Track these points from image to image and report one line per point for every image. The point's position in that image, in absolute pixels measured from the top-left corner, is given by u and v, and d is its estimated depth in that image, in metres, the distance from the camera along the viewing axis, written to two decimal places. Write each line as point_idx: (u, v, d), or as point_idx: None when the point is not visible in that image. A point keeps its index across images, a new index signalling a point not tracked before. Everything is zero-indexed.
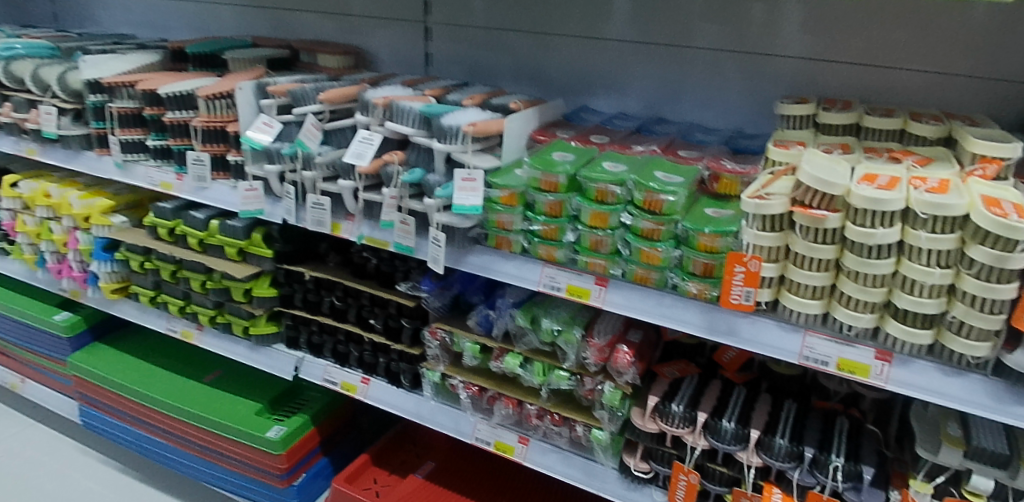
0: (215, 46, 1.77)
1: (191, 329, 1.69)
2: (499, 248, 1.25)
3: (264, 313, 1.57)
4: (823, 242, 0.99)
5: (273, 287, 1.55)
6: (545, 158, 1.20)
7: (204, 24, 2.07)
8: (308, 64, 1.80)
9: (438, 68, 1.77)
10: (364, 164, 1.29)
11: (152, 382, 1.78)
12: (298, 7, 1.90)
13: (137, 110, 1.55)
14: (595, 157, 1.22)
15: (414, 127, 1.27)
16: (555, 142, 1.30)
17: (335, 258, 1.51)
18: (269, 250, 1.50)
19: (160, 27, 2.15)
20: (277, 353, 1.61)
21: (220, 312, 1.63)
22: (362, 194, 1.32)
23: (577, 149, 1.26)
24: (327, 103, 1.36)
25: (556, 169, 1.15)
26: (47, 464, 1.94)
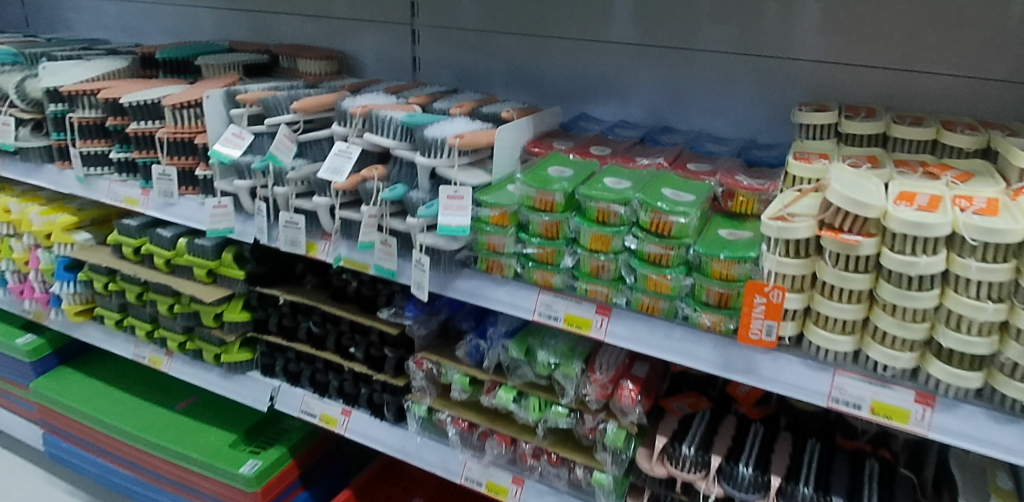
0: (188, 50, 1.65)
1: (159, 355, 1.57)
2: (490, 272, 1.13)
3: (236, 339, 1.44)
4: (856, 271, 0.87)
5: (246, 311, 1.43)
6: (540, 173, 1.08)
7: (178, 27, 1.95)
8: (289, 69, 1.68)
9: (426, 73, 1.65)
10: (340, 180, 1.17)
11: (120, 411, 1.66)
12: (278, 9, 1.79)
13: (100, 120, 1.44)
14: (596, 173, 1.10)
15: (396, 139, 1.16)
16: (551, 155, 1.18)
17: (313, 280, 1.39)
18: (241, 271, 1.37)
19: (134, 31, 2.03)
20: (252, 381, 1.48)
21: (190, 338, 1.50)
22: (339, 212, 1.20)
23: (576, 163, 1.14)
24: (301, 113, 1.24)
25: (552, 185, 1.03)
26: (11, 496, 1.82)
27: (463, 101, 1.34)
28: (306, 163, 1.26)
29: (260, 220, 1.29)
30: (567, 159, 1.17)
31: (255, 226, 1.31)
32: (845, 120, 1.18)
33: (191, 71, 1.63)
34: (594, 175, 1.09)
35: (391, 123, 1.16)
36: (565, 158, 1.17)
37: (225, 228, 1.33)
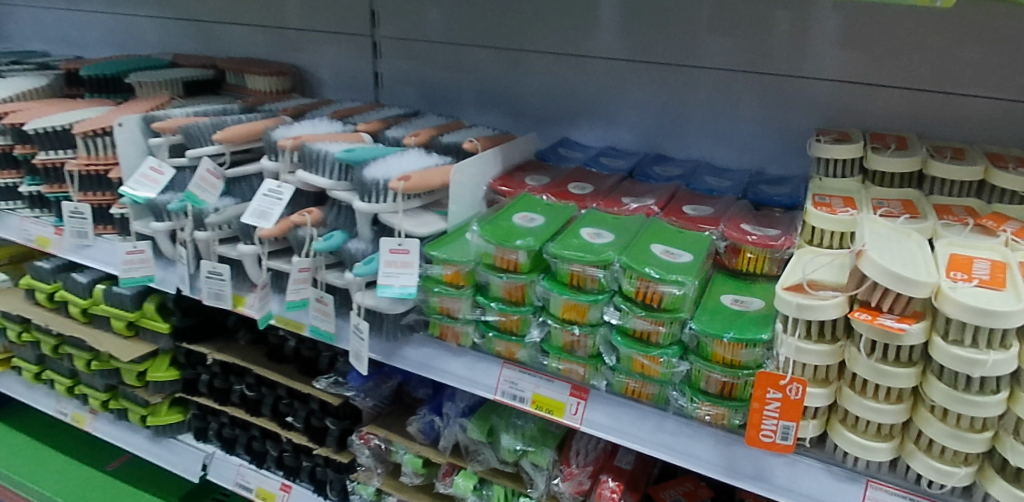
0: (119, 65, 1.46)
1: (82, 413, 1.40)
2: (444, 340, 0.93)
3: (164, 399, 1.27)
4: (898, 362, 0.68)
5: (173, 368, 1.25)
6: (503, 222, 0.89)
7: (123, 38, 1.77)
8: (236, 87, 1.49)
9: (389, 91, 1.46)
10: (268, 226, 0.98)
11: (43, 472, 1.47)
12: (227, 18, 1.60)
13: (6, 148, 1.24)
14: (572, 221, 0.90)
15: (332, 178, 0.96)
16: (520, 197, 0.98)
17: (247, 334, 1.21)
18: (165, 324, 1.19)
19: (76, 42, 1.85)
20: (182, 446, 1.31)
21: (114, 396, 1.33)
22: (266, 262, 1.01)
23: (549, 208, 0.95)
24: (225, 144, 1.05)
25: (515, 241, 0.83)
26: None
27: (422, 128, 1.15)
28: (233, 202, 1.07)
29: (182, 268, 1.11)
30: (539, 201, 0.97)
31: (178, 274, 1.12)
32: (872, 154, 0.98)
33: (122, 90, 1.44)
34: (570, 225, 0.89)
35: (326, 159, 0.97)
36: (536, 200, 0.98)
37: (143, 276, 1.14)
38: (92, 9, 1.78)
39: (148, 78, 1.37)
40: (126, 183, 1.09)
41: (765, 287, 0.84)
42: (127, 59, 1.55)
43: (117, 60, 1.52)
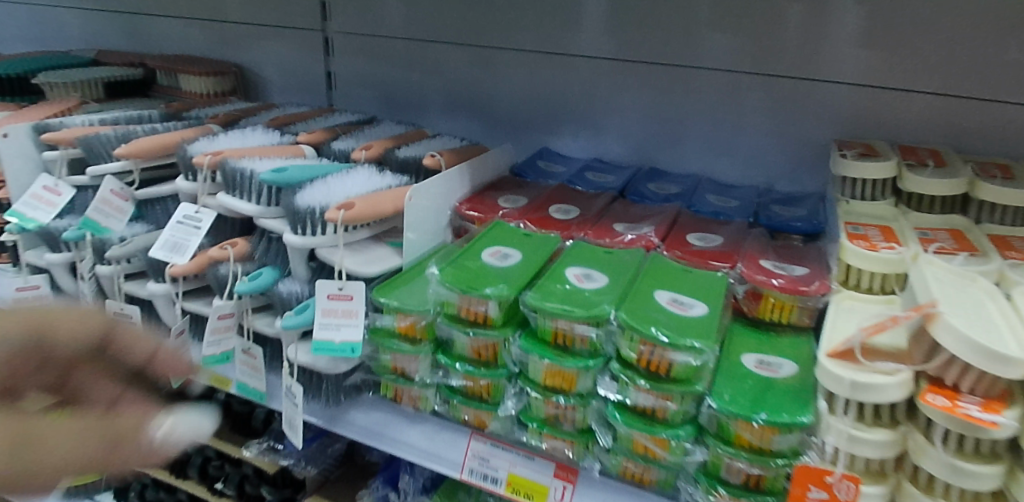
0: (31, 63, 1.26)
1: None
2: (399, 403, 0.76)
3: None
4: (979, 458, 0.52)
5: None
6: (469, 261, 0.71)
7: (48, 34, 1.56)
8: (168, 88, 1.30)
9: (344, 94, 1.28)
10: (182, 262, 0.80)
11: None
12: (161, 10, 1.40)
13: None
14: (556, 260, 0.73)
15: (259, 205, 0.78)
16: (492, 226, 0.81)
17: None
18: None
19: None
20: None
21: None
22: (182, 304, 0.83)
23: (528, 241, 0.77)
24: (131, 160, 0.86)
25: (484, 289, 0.66)
26: None
27: (376, 138, 0.97)
28: (145, 229, 0.88)
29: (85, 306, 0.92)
30: (515, 232, 0.80)
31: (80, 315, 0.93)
32: (906, 171, 0.83)
33: (32, 92, 1.24)
34: (553, 264, 0.72)
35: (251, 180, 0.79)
36: (512, 230, 0.80)
37: None
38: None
39: (59, 78, 1.17)
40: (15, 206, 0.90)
41: (795, 343, 0.68)
42: (42, 55, 1.35)
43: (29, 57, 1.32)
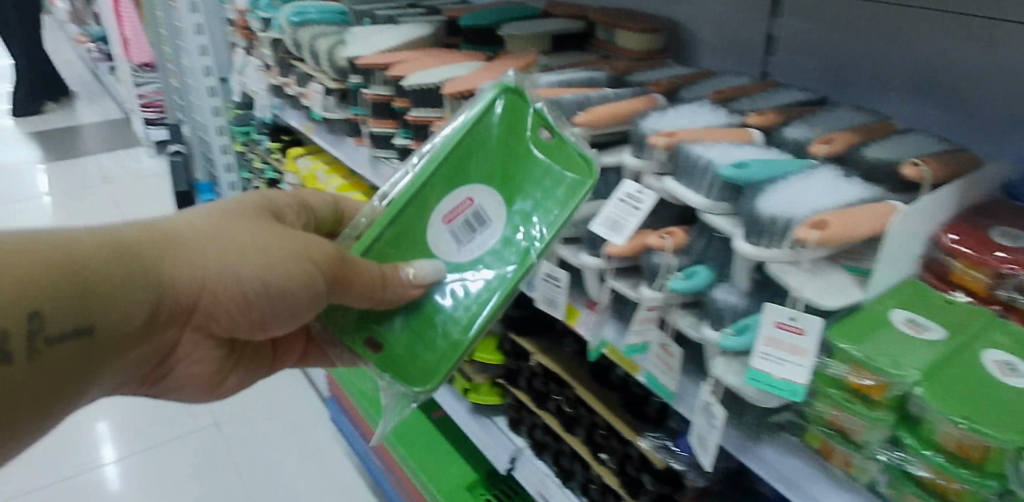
0: (495, 13, 1.18)
1: None
2: (827, 461, 0.65)
3: (486, 381, 1.06)
4: None
5: (499, 354, 1.02)
6: (392, 251, 0.70)
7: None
8: (603, 43, 1.18)
9: (778, 62, 1.05)
10: (619, 241, 0.72)
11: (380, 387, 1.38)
12: None
13: (389, 99, 1.07)
14: (546, 221, 0.70)
15: (712, 200, 0.68)
16: (456, 136, 0.70)
17: (571, 340, 0.93)
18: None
19: None
20: (496, 432, 1.07)
21: None
22: (610, 283, 0.76)
23: (550, 169, 0.72)
24: (586, 129, 0.80)
25: (393, 336, 0.73)
26: (280, 437, 1.74)
27: (835, 128, 0.81)
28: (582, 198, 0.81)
29: None
30: (518, 121, 0.72)
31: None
32: None
33: (493, 43, 1.16)
34: (548, 243, 0.70)
35: (705, 167, 0.69)
36: (515, 115, 0.72)
37: None
38: None
39: (515, 30, 1.13)
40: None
41: None
42: (501, 3, 1.27)
43: (495, 5, 1.25)
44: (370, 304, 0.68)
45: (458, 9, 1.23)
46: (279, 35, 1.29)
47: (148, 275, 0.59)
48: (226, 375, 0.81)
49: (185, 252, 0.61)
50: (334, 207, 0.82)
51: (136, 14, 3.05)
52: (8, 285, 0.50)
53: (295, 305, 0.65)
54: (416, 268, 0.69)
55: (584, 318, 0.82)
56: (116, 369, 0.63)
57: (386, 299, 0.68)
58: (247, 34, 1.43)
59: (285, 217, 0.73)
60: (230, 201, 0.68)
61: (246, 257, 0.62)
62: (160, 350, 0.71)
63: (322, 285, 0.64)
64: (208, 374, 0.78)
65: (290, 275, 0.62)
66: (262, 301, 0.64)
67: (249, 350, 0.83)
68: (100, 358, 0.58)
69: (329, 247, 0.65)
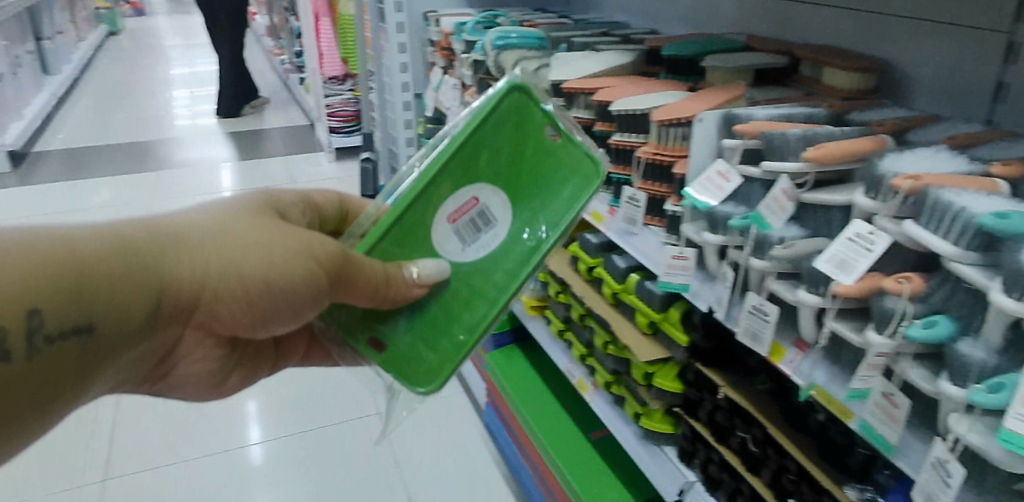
0: (697, 45, 1.19)
1: (587, 382, 1.25)
2: None
3: (660, 408, 1.05)
4: None
5: (678, 382, 1.00)
6: (396, 249, 0.75)
7: (652, 10, 1.63)
8: (807, 79, 1.14)
9: (1011, 113, 0.96)
10: (846, 282, 0.70)
11: (544, 403, 1.43)
12: None
13: (591, 123, 1.11)
14: (549, 224, 0.77)
15: (966, 248, 0.62)
16: (465, 135, 0.75)
17: (765, 377, 0.91)
18: (684, 336, 0.95)
19: (648, 13, 1.64)
20: (665, 462, 1.05)
21: (618, 381, 1.16)
22: (830, 325, 0.73)
23: (559, 174, 0.78)
24: (812, 164, 0.77)
25: (398, 337, 0.78)
26: (435, 436, 1.82)
27: None
28: (800, 234, 0.78)
29: (710, 286, 0.89)
30: (528, 122, 0.78)
31: (713, 293, 0.88)
32: None
33: (693, 73, 1.17)
34: (552, 243, 0.76)
35: (960, 212, 0.63)
36: (523, 115, 0.78)
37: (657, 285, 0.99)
38: None
39: (719, 62, 1.12)
40: (669, 204, 0.94)
41: None
42: (702, 37, 1.27)
43: (697, 39, 1.25)
44: (372, 301, 0.72)
45: (657, 40, 1.26)
46: (481, 57, 1.40)
47: (151, 274, 0.61)
48: (228, 375, 0.82)
49: (187, 252, 0.63)
50: (340, 207, 0.85)
51: (333, 30, 3.32)
52: (10, 284, 0.54)
53: (296, 303, 0.67)
54: (421, 267, 0.73)
55: (790, 357, 0.79)
56: (119, 365, 0.66)
57: (390, 296, 0.72)
58: (449, 54, 1.60)
59: (291, 215, 0.76)
60: (236, 199, 0.70)
61: (250, 258, 0.65)
62: (161, 350, 0.72)
63: (323, 282, 0.67)
64: (212, 371, 0.79)
65: (291, 273, 0.65)
66: (265, 301, 0.66)
67: (251, 349, 0.84)
68: (98, 355, 0.62)
69: (333, 247, 0.68)
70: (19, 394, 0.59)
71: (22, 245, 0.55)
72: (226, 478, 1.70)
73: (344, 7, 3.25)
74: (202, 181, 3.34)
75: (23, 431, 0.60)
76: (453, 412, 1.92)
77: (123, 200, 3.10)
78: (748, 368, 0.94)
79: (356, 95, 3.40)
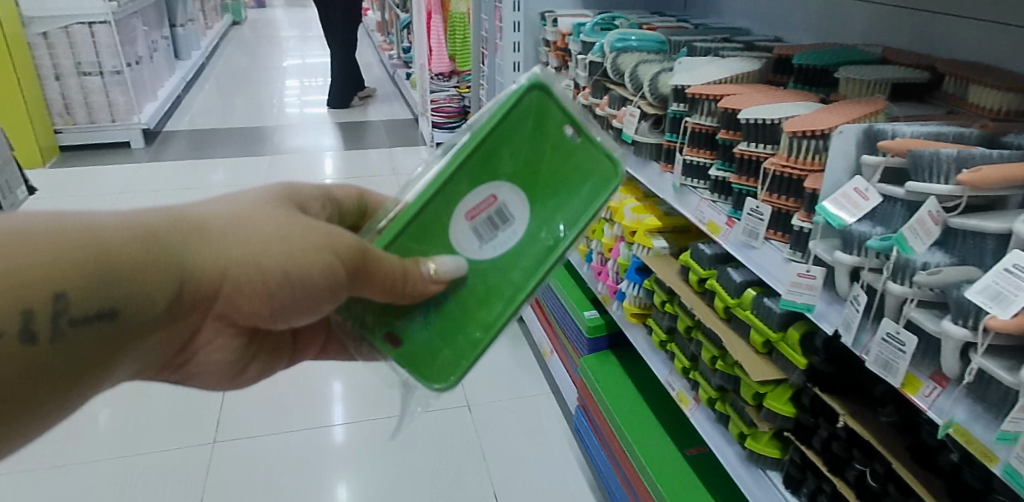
0: (831, 55, 1.13)
1: (686, 395, 1.26)
2: None
3: (768, 430, 1.02)
4: None
5: (792, 405, 0.97)
6: (414, 244, 0.75)
7: (779, 16, 1.56)
8: (954, 98, 1.03)
9: None
10: (1003, 316, 0.63)
11: (640, 413, 1.42)
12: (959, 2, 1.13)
13: (714, 130, 1.09)
14: (567, 222, 0.75)
15: None
16: (482, 131, 0.74)
17: (891, 409, 0.86)
18: (803, 358, 0.92)
19: (777, 21, 1.57)
20: (769, 487, 1.02)
21: (723, 398, 1.14)
22: (978, 360, 0.67)
23: (576, 173, 0.76)
24: (965, 188, 0.71)
25: (416, 333, 0.78)
26: (522, 435, 1.84)
27: None
28: (947, 261, 0.73)
29: (838, 307, 0.86)
30: (546, 118, 0.75)
31: (841, 316, 0.84)
32: None
33: (825, 84, 1.11)
34: (569, 243, 0.75)
35: None
36: (541, 112, 0.75)
37: (777, 302, 0.96)
38: None
39: (856, 74, 1.04)
40: (796, 219, 0.90)
41: None
42: (836, 47, 1.20)
43: (831, 49, 1.18)
44: (388, 295, 0.74)
45: (787, 48, 1.22)
46: (600, 59, 1.44)
47: (176, 261, 0.62)
48: (246, 363, 0.82)
49: (212, 241, 0.64)
50: (358, 201, 0.86)
51: (443, 28, 3.39)
52: (38, 266, 0.54)
53: (314, 294, 0.68)
54: (437, 263, 0.74)
55: (926, 391, 0.74)
56: (139, 351, 0.66)
57: (405, 291, 0.74)
58: (564, 56, 1.69)
59: (311, 208, 0.77)
60: (256, 191, 0.71)
61: (272, 248, 0.65)
62: (177, 342, 0.72)
63: (341, 274, 0.69)
64: (229, 363, 0.79)
65: (310, 265, 0.66)
66: (280, 291, 0.67)
67: (269, 342, 0.84)
68: (119, 341, 0.62)
69: (351, 240, 0.69)
70: (43, 376, 0.59)
71: (52, 230, 0.56)
72: (318, 451, 1.78)
73: (455, 5, 3.29)
74: (311, 167, 3.50)
75: (45, 414, 0.61)
76: (540, 412, 1.93)
77: (239, 181, 3.29)
78: (873, 399, 0.89)
79: (461, 91, 3.47)
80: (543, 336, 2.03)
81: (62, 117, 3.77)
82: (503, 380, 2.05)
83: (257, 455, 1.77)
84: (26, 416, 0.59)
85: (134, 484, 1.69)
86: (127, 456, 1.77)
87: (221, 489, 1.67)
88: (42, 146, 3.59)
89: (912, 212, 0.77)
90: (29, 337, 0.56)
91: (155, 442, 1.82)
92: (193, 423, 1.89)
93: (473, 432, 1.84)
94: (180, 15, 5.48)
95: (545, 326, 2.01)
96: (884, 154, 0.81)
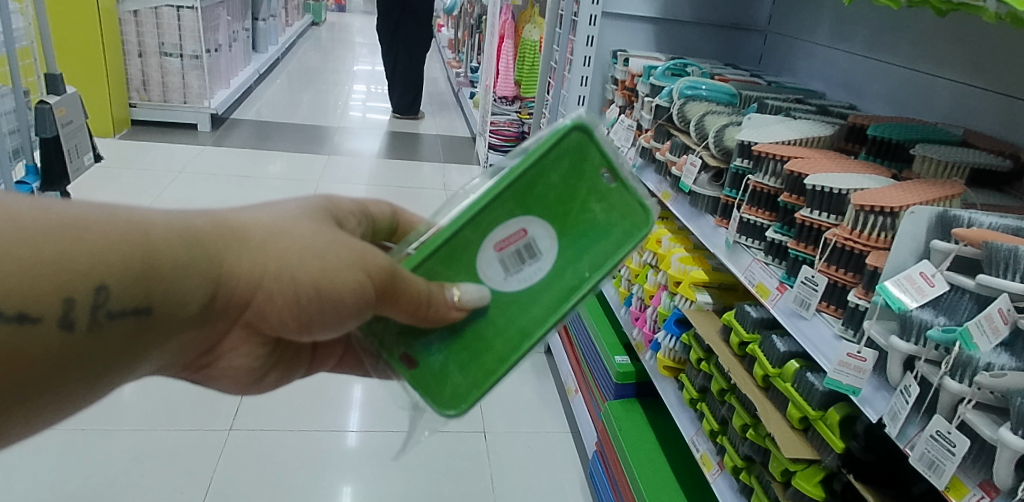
0: (910, 131, 1.09)
1: (710, 459, 1.21)
2: None
3: None
4: None
5: (822, 489, 0.91)
6: (440, 268, 0.72)
7: (857, 84, 1.53)
8: None
9: None
10: None
11: (658, 469, 1.38)
12: None
13: (775, 192, 1.06)
14: (592, 265, 0.73)
15: None
16: (521, 166, 0.71)
17: None
18: (841, 442, 0.87)
19: (856, 90, 1.53)
20: None
21: (748, 469, 1.10)
22: None
23: (608, 218, 0.73)
24: None
25: (425, 354, 0.76)
26: (536, 471, 1.79)
27: None
28: (1013, 365, 0.68)
29: (885, 395, 0.81)
30: (584, 160, 0.72)
31: (888, 404, 0.80)
32: None
33: (899, 159, 1.07)
34: (592, 286, 0.73)
35: None
36: (580, 154, 0.72)
37: (821, 378, 0.92)
38: (847, 50, 1.57)
39: (932, 152, 1.00)
40: (853, 295, 0.86)
41: None
42: (916, 124, 1.15)
43: (911, 124, 1.14)
44: (412, 317, 0.71)
45: (863, 117, 1.18)
46: (666, 103, 1.43)
47: (213, 266, 0.62)
48: (267, 372, 0.80)
49: (251, 250, 0.64)
50: (392, 218, 0.85)
51: (513, 52, 3.43)
52: (85, 257, 0.55)
53: (341, 313, 0.66)
54: (462, 291, 0.72)
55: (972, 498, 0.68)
56: (168, 348, 0.66)
57: (428, 316, 0.72)
58: (631, 96, 1.67)
59: (348, 223, 0.75)
60: (297, 202, 0.70)
61: (306, 262, 0.64)
62: (201, 345, 0.71)
63: (370, 293, 0.66)
64: (252, 370, 0.77)
65: (341, 282, 0.65)
66: (308, 304, 0.65)
67: (292, 353, 0.83)
68: (150, 338, 0.62)
69: (384, 260, 0.67)
70: (71, 366, 0.59)
71: (98, 224, 0.56)
72: (328, 454, 1.77)
73: (529, 32, 3.44)
74: (366, 172, 3.55)
75: (73, 400, 0.61)
76: (557, 450, 1.88)
77: (296, 176, 3.36)
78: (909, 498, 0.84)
79: (522, 117, 3.49)
80: (570, 374, 1.99)
81: (138, 92, 3.94)
82: (523, 412, 2.01)
83: (270, 449, 1.77)
84: (56, 400, 0.60)
85: (149, 458, 1.70)
86: (145, 429, 1.79)
87: (231, 475, 1.67)
88: (116, 118, 3.74)
89: (980, 306, 0.73)
90: (67, 324, 0.57)
91: (174, 420, 1.84)
92: (212, 408, 1.91)
93: (487, 460, 1.81)
94: (264, 12, 5.70)
95: (574, 364, 1.97)
96: (956, 243, 0.76)
